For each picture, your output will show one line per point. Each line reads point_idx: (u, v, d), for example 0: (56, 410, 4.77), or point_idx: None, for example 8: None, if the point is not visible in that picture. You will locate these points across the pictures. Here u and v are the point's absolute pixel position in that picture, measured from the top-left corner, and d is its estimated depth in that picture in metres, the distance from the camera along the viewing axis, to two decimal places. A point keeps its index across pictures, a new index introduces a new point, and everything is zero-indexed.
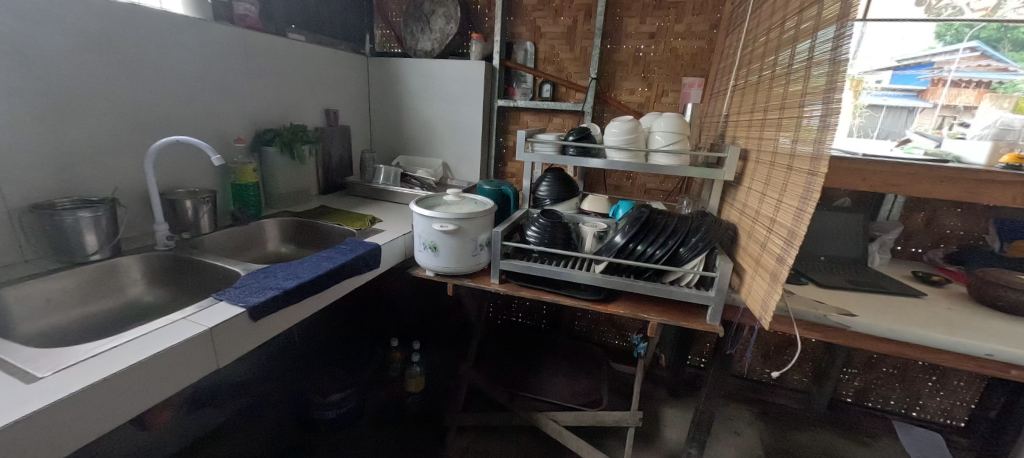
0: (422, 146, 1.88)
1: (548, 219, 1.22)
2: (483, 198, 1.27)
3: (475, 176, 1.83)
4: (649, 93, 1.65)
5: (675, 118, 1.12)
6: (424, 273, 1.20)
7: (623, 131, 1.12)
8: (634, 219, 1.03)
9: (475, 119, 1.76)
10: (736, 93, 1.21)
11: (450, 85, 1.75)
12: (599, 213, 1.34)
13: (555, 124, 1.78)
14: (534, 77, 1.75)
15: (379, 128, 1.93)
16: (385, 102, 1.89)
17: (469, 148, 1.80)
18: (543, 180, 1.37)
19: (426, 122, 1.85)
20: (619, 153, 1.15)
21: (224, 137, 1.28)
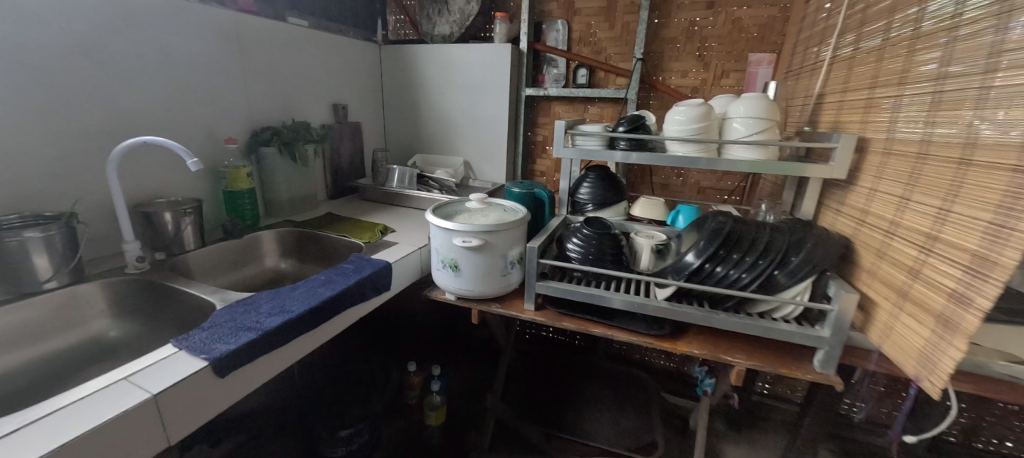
0: (441, 143, 1.68)
1: (594, 229, 0.99)
2: (513, 205, 1.06)
3: (501, 176, 1.62)
4: (706, 75, 1.40)
5: (762, 100, 0.88)
6: (443, 296, 0.99)
7: (691, 118, 0.89)
8: (712, 232, 0.80)
9: (499, 111, 1.54)
10: (835, 66, 0.94)
11: (472, 73, 1.54)
12: (653, 221, 1.10)
13: (592, 115, 1.54)
14: (567, 61, 1.51)
15: (393, 125, 1.74)
16: (399, 95, 1.69)
17: (494, 145, 1.59)
18: (583, 181, 1.13)
19: (446, 117, 1.64)
20: (686, 146, 0.91)
21: (217, 138, 1.11)
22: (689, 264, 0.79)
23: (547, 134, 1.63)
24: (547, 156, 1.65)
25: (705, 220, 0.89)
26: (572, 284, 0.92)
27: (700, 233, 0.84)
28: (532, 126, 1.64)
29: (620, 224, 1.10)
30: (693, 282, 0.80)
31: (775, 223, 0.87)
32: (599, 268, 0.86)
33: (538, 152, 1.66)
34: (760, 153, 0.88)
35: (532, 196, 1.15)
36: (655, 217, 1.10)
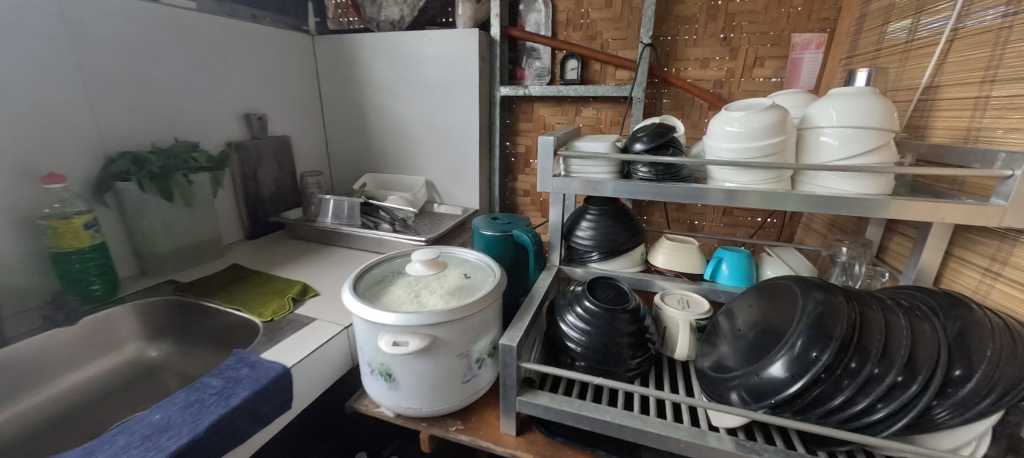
0: (397, 158, 1.32)
1: (605, 300, 0.66)
2: (483, 261, 0.72)
3: (473, 199, 1.27)
4: (733, 64, 1.07)
5: (871, 98, 0.55)
6: (378, 412, 0.65)
7: (758, 133, 0.57)
8: (814, 330, 0.47)
9: (469, 117, 1.20)
10: (961, 45, 0.62)
11: (434, 69, 1.19)
12: (687, 275, 0.77)
13: (586, 120, 1.21)
14: (553, 50, 1.17)
15: (337, 136, 1.38)
16: (342, 100, 1.33)
17: (463, 161, 1.24)
18: (583, 218, 0.80)
19: (401, 125, 1.29)
20: (747, 175, 0.60)
21: (42, 172, 0.74)
22: (777, 386, 0.47)
23: (530, 144, 1.28)
24: (531, 171, 1.31)
25: (781, 293, 0.57)
26: (576, 398, 0.58)
27: (784, 324, 0.52)
28: (510, 134, 1.29)
29: (637, 280, 0.77)
30: (782, 414, 0.47)
31: (892, 297, 0.55)
32: (621, 382, 0.53)
33: (520, 166, 1.32)
34: (868, 182, 0.56)
35: (510, 239, 0.81)
36: (687, 269, 0.76)
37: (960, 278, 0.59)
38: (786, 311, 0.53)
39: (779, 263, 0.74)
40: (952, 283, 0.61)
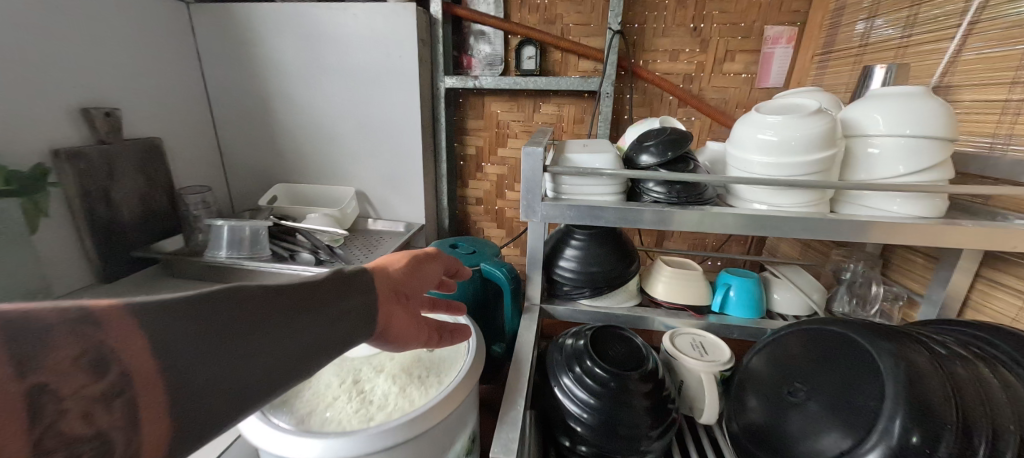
0: (316, 164, 1.06)
1: (616, 358, 0.52)
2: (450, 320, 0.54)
3: (417, 212, 1.06)
4: (703, 57, 0.98)
5: (928, 100, 0.45)
6: None
7: (802, 144, 0.45)
8: (910, 398, 0.36)
9: (407, 114, 0.97)
10: (985, 40, 0.56)
11: (361, 54, 0.94)
12: (692, 308, 0.65)
13: (546, 117, 1.05)
14: (506, 35, 0.99)
15: (232, 136, 1.07)
16: (237, 90, 1.03)
17: (403, 167, 1.02)
18: (568, 244, 0.64)
19: (320, 123, 1.03)
20: (784, 196, 0.48)
21: None
22: None
23: (481, 145, 1.10)
24: (484, 176, 1.13)
25: (836, 344, 0.46)
26: None
27: (858, 385, 0.41)
28: (457, 133, 1.10)
29: (638, 318, 0.64)
30: None
31: (952, 342, 0.47)
32: None
33: (470, 170, 1.13)
34: (921, 204, 0.47)
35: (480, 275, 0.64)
36: (694, 302, 0.64)
37: (995, 303, 0.54)
38: (854, 368, 0.42)
39: (789, 286, 0.65)
40: (982, 306, 0.55)
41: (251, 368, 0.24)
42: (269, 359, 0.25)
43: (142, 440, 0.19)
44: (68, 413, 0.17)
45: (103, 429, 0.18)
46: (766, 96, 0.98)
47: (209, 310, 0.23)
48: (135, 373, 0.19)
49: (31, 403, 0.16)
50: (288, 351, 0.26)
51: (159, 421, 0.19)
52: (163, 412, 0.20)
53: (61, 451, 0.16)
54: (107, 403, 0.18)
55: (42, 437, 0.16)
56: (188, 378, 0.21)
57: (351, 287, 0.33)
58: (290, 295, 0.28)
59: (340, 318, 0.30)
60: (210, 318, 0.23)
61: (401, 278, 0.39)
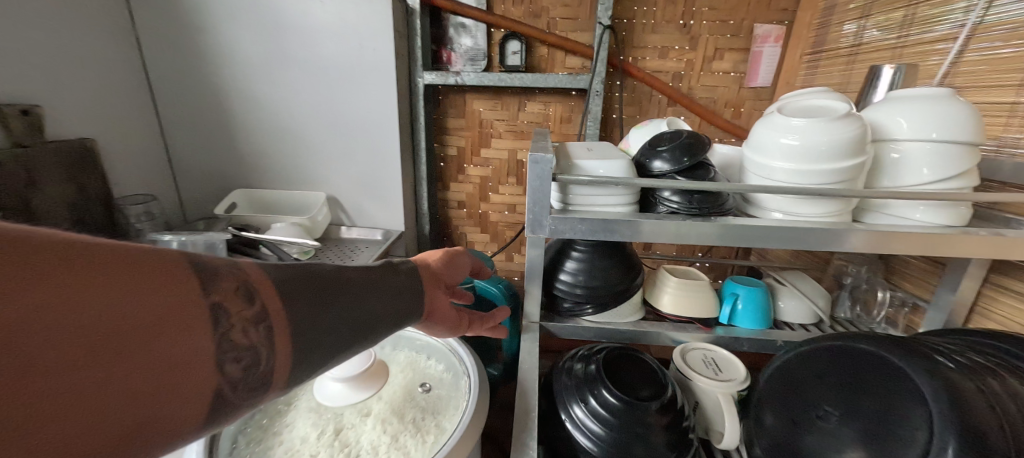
0: (281, 167, 0.96)
1: (631, 384, 0.47)
2: (448, 348, 0.48)
3: (395, 218, 0.98)
4: (693, 54, 0.94)
5: (957, 102, 0.42)
6: None
7: (829, 151, 0.42)
8: (962, 431, 0.33)
9: (381, 112, 0.89)
10: (990, 41, 0.55)
11: (330, 46, 0.85)
12: (699, 320, 0.62)
13: (532, 116, 0.99)
14: (489, 28, 0.92)
15: (182, 136, 0.96)
16: (186, 84, 0.91)
17: (378, 169, 0.94)
18: (568, 256, 0.59)
19: (283, 122, 0.92)
20: (808, 206, 0.45)
21: None
22: None
23: (463, 146, 1.03)
24: (466, 178, 1.06)
25: (866, 365, 0.43)
26: None
27: (903, 413, 0.38)
28: (437, 133, 1.03)
29: (645, 334, 0.60)
30: None
31: (980, 361, 0.45)
32: None
33: (451, 173, 1.06)
34: (947, 212, 0.44)
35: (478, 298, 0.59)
36: (702, 315, 0.61)
37: (1003, 308, 0.53)
38: (892, 393, 0.39)
39: (795, 294, 0.64)
40: (990, 311, 0.54)
41: (332, 330, 0.30)
42: (345, 323, 0.31)
43: (273, 357, 0.26)
44: (234, 329, 0.24)
45: (253, 343, 0.25)
46: (755, 95, 0.96)
47: (302, 280, 0.30)
48: (268, 310, 0.26)
49: (215, 317, 0.23)
50: (357, 319, 0.32)
51: (283, 346, 0.27)
52: (285, 341, 0.27)
53: (233, 353, 0.24)
54: (253, 327, 0.25)
55: (222, 342, 0.23)
56: (295, 321, 0.28)
57: (397, 275, 0.39)
58: (356, 279, 0.34)
59: (393, 296, 0.37)
60: (306, 285, 0.30)
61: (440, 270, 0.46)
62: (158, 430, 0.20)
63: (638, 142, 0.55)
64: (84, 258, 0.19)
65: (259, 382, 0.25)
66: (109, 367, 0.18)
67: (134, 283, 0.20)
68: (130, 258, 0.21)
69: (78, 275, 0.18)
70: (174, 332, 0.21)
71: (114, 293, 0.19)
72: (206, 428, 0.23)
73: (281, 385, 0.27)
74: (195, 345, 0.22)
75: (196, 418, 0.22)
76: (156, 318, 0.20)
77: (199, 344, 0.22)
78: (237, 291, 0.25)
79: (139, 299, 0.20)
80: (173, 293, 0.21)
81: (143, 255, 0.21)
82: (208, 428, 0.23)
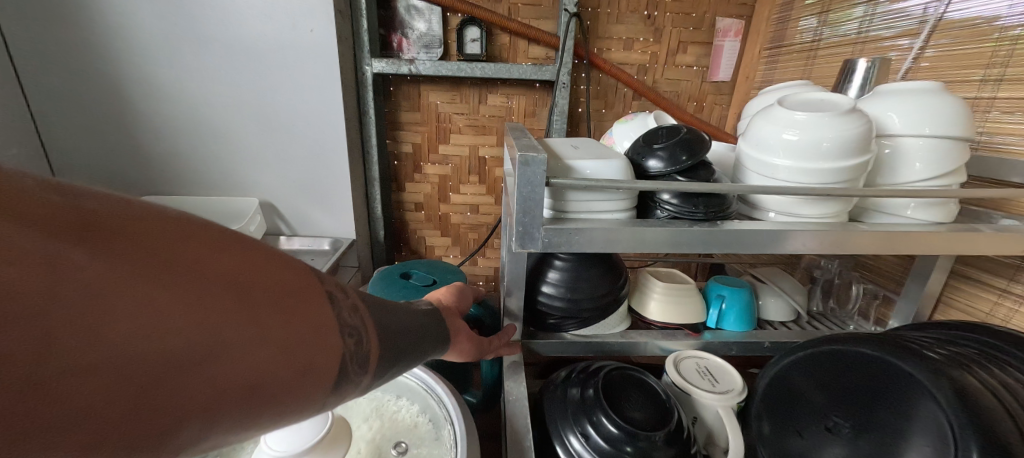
0: (200, 168, 0.81)
1: (631, 406, 0.42)
2: (425, 388, 0.40)
3: (345, 225, 0.87)
4: (657, 47, 0.91)
5: (945, 96, 0.42)
6: None
7: (833, 147, 0.39)
8: (979, 429, 0.32)
9: (323, 104, 0.77)
10: (949, 37, 0.56)
11: (256, 23, 0.72)
12: (686, 326, 0.59)
13: (493, 110, 0.92)
14: (444, 12, 0.83)
15: (65, 133, 0.77)
16: (64, 67, 0.73)
17: (322, 169, 0.82)
18: (550, 265, 0.53)
19: (200, 115, 0.77)
20: (809, 208, 0.43)
21: None
22: None
23: (420, 142, 0.94)
24: (423, 178, 0.97)
25: (865, 368, 0.42)
26: None
27: (915, 415, 0.37)
28: (389, 128, 0.92)
29: (634, 345, 0.56)
30: None
31: (973, 347, 0.44)
32: None
33: (406, 172, 0.96)
34: (930, 208, 0.44)
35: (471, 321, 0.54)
36: (690, 319, 0.58)
37: (969, 297, 0.54)
38: (904, 396, 0.38)
39: (776, 292, 0.63)
40: (955, 301, 0.56)
41: (403, 327, 0.30)
42: (410, 324, 0.31)
43: (372, 342, 0.26)
44: (345, 311, 0.25)
45: (358, 326, 0.25)
46: (716, 89, 0.96)
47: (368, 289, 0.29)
48: (361, 302, 0.27)
49: (330, 297, 0.24)
50: (416, 321, 0.32)
51: (377, 335, 0.27)
52: (376, 332, 0.26)
53: (349, 328, 0.24)
54: (355, 313, 0.25)
55: (338, 318, 0.24)
56: (378, 318, 0.27)
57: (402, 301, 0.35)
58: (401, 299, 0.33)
59: (424, 319, 0.33)
60: (371, 295, 0.29)
61: (455, 304, 0.42)
62: (306, 382, 0.21)
63: (624, 137, 0.52)
64: (233, 239, 0.21)
65: (367, 362, 0.25)
66: (261, 322, 0.20)
67: (270, 261, 0.22)
68: (265, 247, 0.23)
69: (237, 252, 0.21)
70: (306, 302, 0.22)
71: (255, 265, 0.21)
72: (330, 397, 0.23)
73: (377, 375, 0.26)
74: (320, 315, 0.23)
75: (325, 381, 0.23)
76: (289, 291, 0.22)
77: (322, 316, 0.23)
78: (337, 283, 0.26)
79: (276, 273, 0.22)
80: (300, 274, 0.23)
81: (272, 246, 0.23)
82: (331, 395, 0.23)
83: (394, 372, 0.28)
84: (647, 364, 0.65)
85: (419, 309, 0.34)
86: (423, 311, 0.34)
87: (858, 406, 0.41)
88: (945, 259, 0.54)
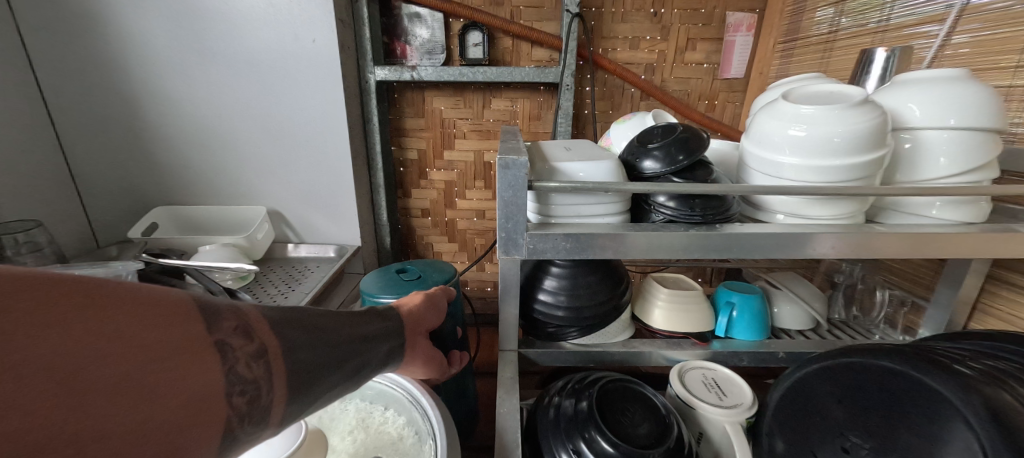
0: (212, 179, 0.83)
1: (629, 422, 0.40)
2: (411, 400, 0.39)
3: (350, 233, 0.87)
4: (665, 45, 0.88)
5: (971, 83, 0.38)
6: None
7: (844, 142, 0.36)
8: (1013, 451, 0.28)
9: (326, 114, 0.78)
10: (979, 22, 0.52)
11: (261, 36, 0.73)
12: (692, 335, 0.56)
13: (497, 114, 0.91)
14: (446, 17, 0.83)
15: (87, 148, 0.80)
16: (84, 84, 0.76)
17: (327, 178, 0.83)
18: (547, 273, 0.51)
19: (209, 127, 0.79)
20: (818, 208, 0.40)
21: None
22: None
23: (424, 148, 0.93)
24: (429, 184, 0.97)
25: (886, 384, 0.38)
26: None
27: (941, 434, 0.33)
28: (394, 134, 0.92)
29: (637, 354, 0.53)
30: None
31: (1011, 358, 0.40)
32: None
33: (412, 178, 0.96)
34: (959, 206, 0.40)
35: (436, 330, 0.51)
36: (696, 328, 0.55)
37: (1007, 303, 0.49)
38: (929, 416, 0.34)
39: (792, 298, 0.59)
40: (992, 308, 0.51)
41: (332, 364, 0.26)
42: (343, 358, 0.27)
43: (275, 393, 0.22)
44: (241, 364, 0.20)
45: (256, 378, 0.21)
46: (728, 87, 0.92)
47: (296, 317, 0.25)
48: (271, 340, 0.22)
49: (219, 353, 0.19)
50: (352, 352, 0.28)
51: (289, 381, 0.23)
52: (287, 376, 0.23)
53: (244, 385, 0.20)
54: (258, 361, 0.21)
55: (227, 379, 0.19)
56: (298, 352, 0.24)
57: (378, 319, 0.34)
58: (343, 323, 0.29)
59: (366, 346, 0.30)
60: (292, 322, 0.25)
61: (425, 317, 0.41)
62: None
63: (621, 138, 0.50)
64: (70, 292, 0.16)
65: (266, 418, 0.21)
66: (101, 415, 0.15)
67: (136, 317, 0.17)
68: (128, 294, 0.17)
69: (74, 313, 0.15)
70: (176, 375, 0.17)
71: (104, 329, 0.16)
72: None
73: (284, 427, 0.23)
74: (197, 387, 0.18)
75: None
76: (161, 356, 0.17)
77: (203, 385, 0.18)
78: (244, 321, 0.21)
79: (141, 335, 0.17)
80: (175, 331, 0.18)
81: (141, 290, 0.18)
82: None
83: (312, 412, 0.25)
84: (653, 375, 0.62)
85: (357, 324, 0.30)
86: (359, 329, 0.30)
87: (879, 426, 0.38)
88: (980, 262, 0.49)
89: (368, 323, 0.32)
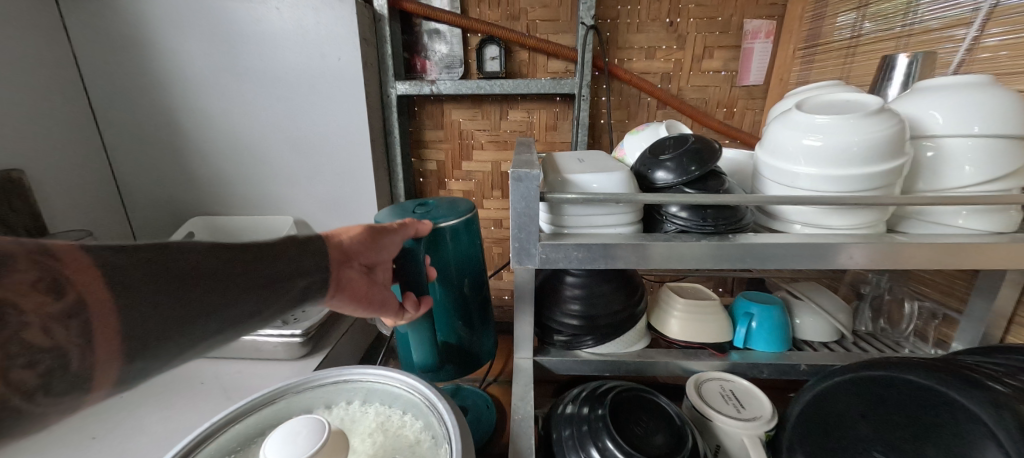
0: (244, 191, 0.88)
1: (643, 432, 0.40)
2: (428, 405, 0.40)
3: None
4: (681, 54, 0.88)
5: (999, 90, 0.37)
6: None
7: (862, 152, 0.36)
8: None
9: (348, 128, 0.81)
10: (1009, 24, 0.50)
11: (289, 56, 0.77)
12: (711, 346, 0.56)
13: (514, 124, 0.92)
14: (464, 33, 0.86)
15: (131, 163, 0.86)
16: (130, 104, 0.82)
17: (349, 189, 0.86)
18: (563, 282, 0.52)
19: (241, 142, 0.84)
20: (838, 219, 0.39)
21: None
22: None
23: (443, 160, 0.96)
24: (448, 193, 0.99)
25: (913, 400, 0.37)
26: None
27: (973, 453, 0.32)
28: (414, 146, 0.95)
29: (653, 364, 0.53)
30: None
31: None
32: None
33: (432, 188, 0.99)
34: (987, 215, 0.39)
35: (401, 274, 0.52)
36: (714, 339, 0.55)
37: None
38: (960, 434, 0.33)
39: (816, 309, 0.58)
40: None
41: (186, 324, 0.26)
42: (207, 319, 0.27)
43: (94, 356, 0.23)
44: (30, 328, 0.21)
45: (59, 343, 0.21)
46: (748, 94, 0.91)
47: (152, 271, 0.25)
48: (90, 302, 0.22)
49: None
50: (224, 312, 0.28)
51: (107, 345, 0.23)
52: (104, 338, 0.23)
53: (27, 354, 0.20)
54: (65, 323, 0.22)
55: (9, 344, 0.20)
56: (133, 314, 0.24)
57: None
58: (228, 275, 0.29)
59: (251, 305, 0.29)
60: (143, 274, 0.25)
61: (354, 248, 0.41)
62: None
63: (635, 148, 0.50)
64: None
65: (80, 378, 0.22)
66: None
67: None
68: None
69: None
70: None
71: None
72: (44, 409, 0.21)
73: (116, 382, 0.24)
74: None
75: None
76: None
77: None
78: (48, 282, 0.21)
79: None
80: None
81: None
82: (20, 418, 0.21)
83: (169, 366, 0.26)
84: (670, 385, 0.61)
85: (256, 269, 0.30)
86: (255, 274, 0.30)
87: (904, 443, 0.37)
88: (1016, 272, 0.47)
89: (279, 264, 0.32)
